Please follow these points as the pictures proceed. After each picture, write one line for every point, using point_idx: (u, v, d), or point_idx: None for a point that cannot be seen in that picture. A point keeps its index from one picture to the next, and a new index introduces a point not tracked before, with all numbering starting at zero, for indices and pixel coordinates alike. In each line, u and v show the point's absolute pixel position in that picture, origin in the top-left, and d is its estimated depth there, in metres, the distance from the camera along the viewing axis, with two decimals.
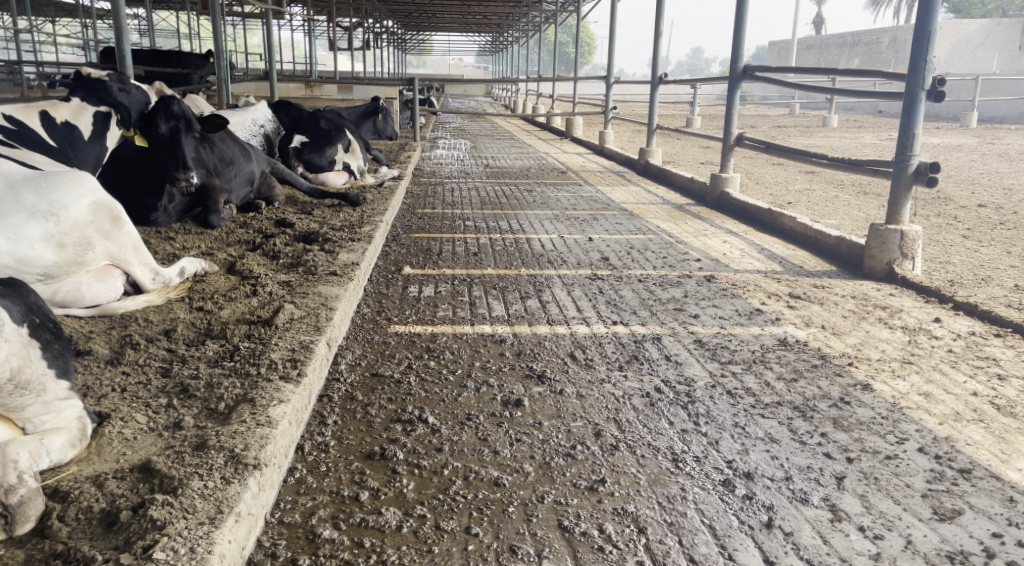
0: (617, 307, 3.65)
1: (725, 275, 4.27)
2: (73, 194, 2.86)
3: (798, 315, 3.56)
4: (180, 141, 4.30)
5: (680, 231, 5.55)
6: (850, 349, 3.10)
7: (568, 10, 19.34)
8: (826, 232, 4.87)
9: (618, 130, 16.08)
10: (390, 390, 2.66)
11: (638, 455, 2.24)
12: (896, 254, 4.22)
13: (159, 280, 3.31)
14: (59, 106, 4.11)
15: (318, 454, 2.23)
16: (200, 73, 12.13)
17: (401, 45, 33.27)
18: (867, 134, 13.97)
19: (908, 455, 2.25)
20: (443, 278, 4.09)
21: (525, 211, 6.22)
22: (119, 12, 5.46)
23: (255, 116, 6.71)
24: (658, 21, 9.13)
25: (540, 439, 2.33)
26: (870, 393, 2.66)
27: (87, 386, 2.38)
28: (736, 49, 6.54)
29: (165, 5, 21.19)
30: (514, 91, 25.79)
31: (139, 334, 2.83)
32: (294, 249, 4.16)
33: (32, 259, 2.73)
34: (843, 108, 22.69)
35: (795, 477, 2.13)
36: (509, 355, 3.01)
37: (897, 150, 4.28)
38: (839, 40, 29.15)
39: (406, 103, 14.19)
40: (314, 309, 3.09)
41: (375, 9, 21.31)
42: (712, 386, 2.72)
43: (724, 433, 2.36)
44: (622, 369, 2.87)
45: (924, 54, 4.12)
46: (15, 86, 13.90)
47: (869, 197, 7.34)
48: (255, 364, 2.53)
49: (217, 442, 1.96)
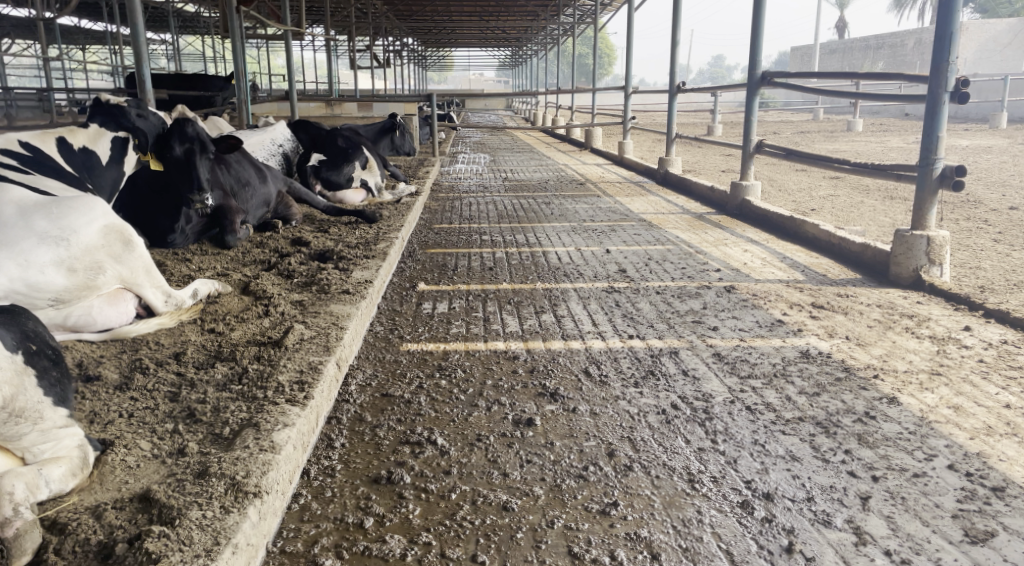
0: (634, 320, 3.57)
1: (745, 285, 4.17)
2: (83, 218, 2.87)
3: (821, 325, 3.45)
4: (194, 163, 4.32)
5: (700, 241, 5.45)
6: (875, 361, 2.99)
7: (587, 22, 19.36)
8: (850, 239, 4.76)
9: (638, 140, 16.01)
10: (400, 410, 2.61)
11: (653, 476, 2.17)
12: (924, 260, 4.09)
13: (171, 302, 3.28)
14: (77, 132, 4.06)
15: (324, 479, 2.18)
16: (222, 94, 12.30)
17: (423, 63, 33.58)
18: (893, 138, 13.73)
19: (937, 473, 2.14)
20: (458, 294, 4.05)
21: (542, 223, 6.17)
22: (139, 37, 5.52)
23: (273, 135, 6.74)
24: (675, 30, 9.06)
25: (552, 460, 2.27)
26: (897, 407, 2.56)
27: (93, 412, 2.36)
28: (753, 55, 6.44)
29: (191, 30, 21.61)
30: (535, 105, 25.86)
31: (149, 358, 2.81)
32: (308, 268, 4.15)
33: (44, 284, 2.74)
34: (868, 112, 22.38)
35: (816, 497, 2.04)
36: (521, 372, 2.95)
37: (921, 154, 4.16)
38: (863, 44, 28.80)
39: (426, 119, 14.26)
40: (325, 329, 3.05)
41: (395, 27, 21.50)
42: (731, 402, 2.63)
43: (743, 452, 2.28)
44: (638, 386, 2.79)
45: (946, 55, 4.01)
46: (45, 113, 14.20)
47: (895, 202, 7.18)
48: (262, 387, 2.49)
49: (219, 469, 1.93)
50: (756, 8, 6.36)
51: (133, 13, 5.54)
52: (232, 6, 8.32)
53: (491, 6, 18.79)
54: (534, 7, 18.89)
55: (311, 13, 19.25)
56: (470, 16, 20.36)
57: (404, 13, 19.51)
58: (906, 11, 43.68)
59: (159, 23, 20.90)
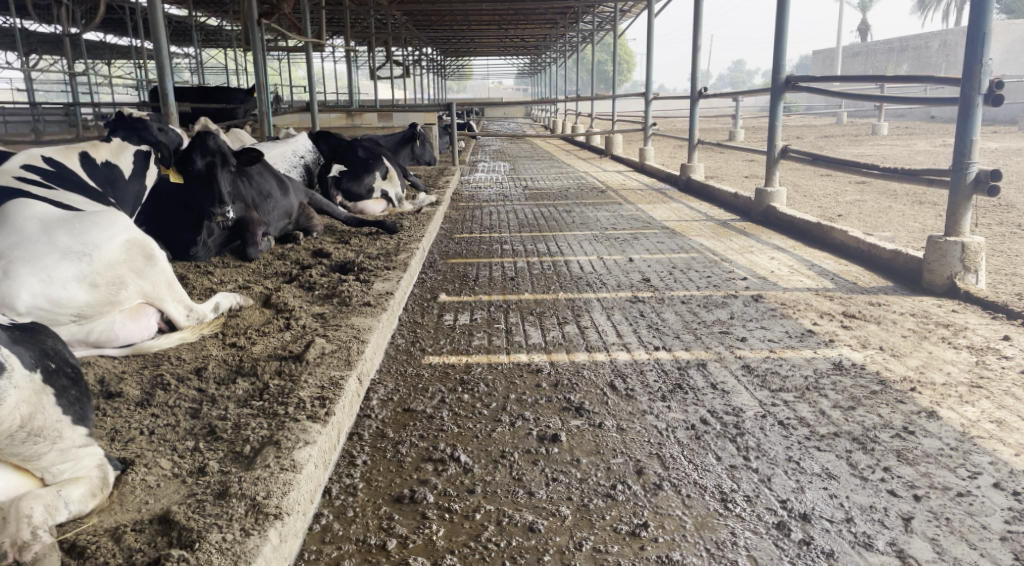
0: (660, 331, 3.50)
1: (773, 294, 4.08)
2: (106, 233, 2.86)
3: (854, 335, 3.36)
4: (215, 176, 4.35)
5: (725, 249, 5.36)
6: (912, 373, 2.89)
7: (606, 28, 19.31)
8: (880, 246, 4.64)
9: (659, 146, 15.93)
10: (422, 426, 2.56)
11: (684, 495, 2.09)
12: (957, 267, 3.98)
13: (193, 316, 3.26)
14: (99, 146, 4.05)
15: (345, 498, 2.14)
16: (245, 107, 12.41)
17: (442, 72, 33.74)
18: (919, 141, 13.53)
19: (983, 491, 2.05)
20: (479, 305, 4.00)
21: (564, 232, 6.11)
22: (161, 51, 5.55)
23: (295, 147, 6.75)
24: (696, 35, 8.98)
25: (579, 478, 2.20)
26: (936, 421, 2.47)
27: (114, 429, 2.34)
28: (777, 58, 6.35)
29: (215, 43, 21.89)
30: (555, 112, 25.81)
31: (171, 373, 2.79)
32: (329, 279, 4.13)
33: (66, 300, 2.73)
34: (893, 115, 22.07)
35: (856, 518, 1.95)
36: (545, 386, 2.88)
37: (953, 159, 4.05)
38: (887, 46, 28.43)
39: (446, 128, 14.27)
40: (346, 342, 3.01)
41: (414, 37, 21.61)
42: (762, 416, 2.55)
43: (777, 469, 2.20)
44: (665, 399, 2.72)
45: (978, 56, 3.90)
46: (71, 128, 14.39)
47: (924, 207, 7.04)
48: (283, 403, 2.45)
49: (239, 489, 1.90)
50: (780, 10, 6.27)
51: (156, 27, 5.57)
52: (253, 19, 8.38)
53: (509, 15, 18.79)
54: (553, 15, 18.87)
55: (331, 24, 19.39)
56: (488, 25, 20.39)
57: (423, 23, 19.59)
58: (929, 12, 43.16)
59: (182, 36, 21.19)
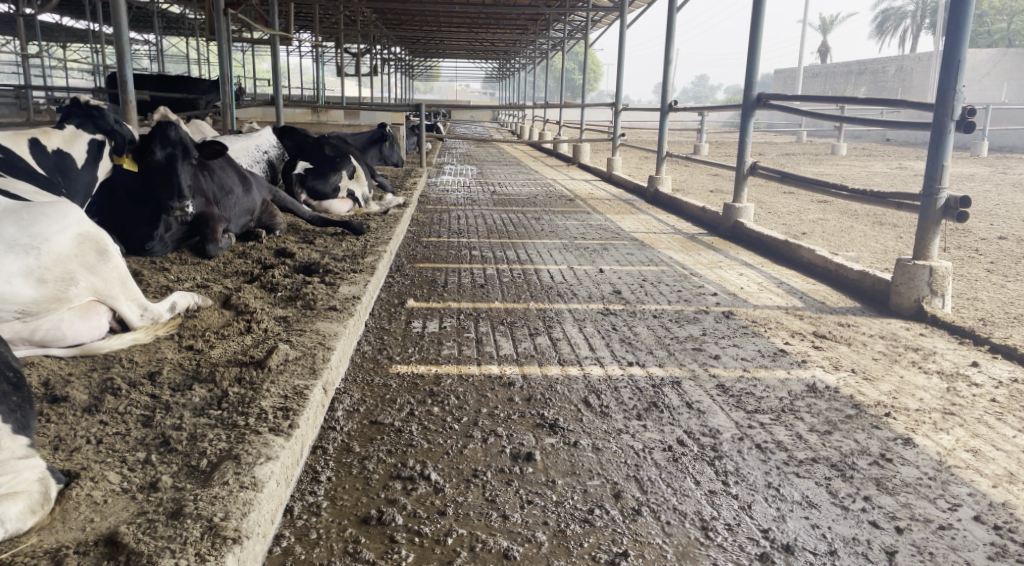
0: (632, 345, 3.44)
1: (744, 311, 4.06)
2: (56, 225, 2.68)
3: (825, 356, 3.34)
4: (175, 168, 4.21)
5: (694, 263, 5.34)
6: (885, 398, 2.87)
7: (577, 37, 19.29)
8: (848, 266, 4.67)
9: (626, 156, 15.97)
10: (390, 440, 2.45)
11: (664, 522, 2.04)
12: (925, 291, 4.00)
13: (147, 316, 3.10)
14: (52, 133, 3.99)
15: (309, 518, 2.02)
16: (206, 98, 12.05)
17: (410, 72, 33.46)
18: (877, 163, 13.81)
19: (964, 525, 2.06)
20: (448, 312, 3.89)
21: (533, 239, 6.04)
22: (122, 37, 5.32)
23: (259, 141, 6.54)
24: (668, 48, 9.01)
25: (554, 501, 2.12)
26: (913, 449, 2.45)
27: (58, 437, 2.18)
28: (749, 75, 6.37)
29: (177, 30, 21.27)
30: (522, 117, 25.70)
31: (122, 377, 2.62)
32: (293, 281, 3.97)
33: (9, 295, 2.56)
34: (851, 136, 22.55)
35: (839, 551, 1.94)
36: (518, 400, 2.79)
37: (924, 183, 4.08)
38: (845, 68, 29.09)
39: (413, 129, 14.10)
40: (311, 349, 2.88)
41: (383, 35, 21.33)
42: (740, 439, 2.50)
43: (757, 496, 2.16)
44: (641, 418, 2.65)
45: (952, 83, 3.94)
46: (20, 111, 13.77)
47: (885, 228, 7.15)
48: (243, 413, 2.32)
49: (195, 509, 1.77)
50: (754, 27, 6.30)
51: (117, 11, 5.35)
52: (218, 8, 8.10)
53: (480, 18, 18.71)
54: (523, 20, 18.85)
55: (299, 18, 19.04)
56: (459, 27, 20.25)
57: (392, 21, 19.34)
58: (887, 39, 44.39)
59: (142, 23, 20.57)
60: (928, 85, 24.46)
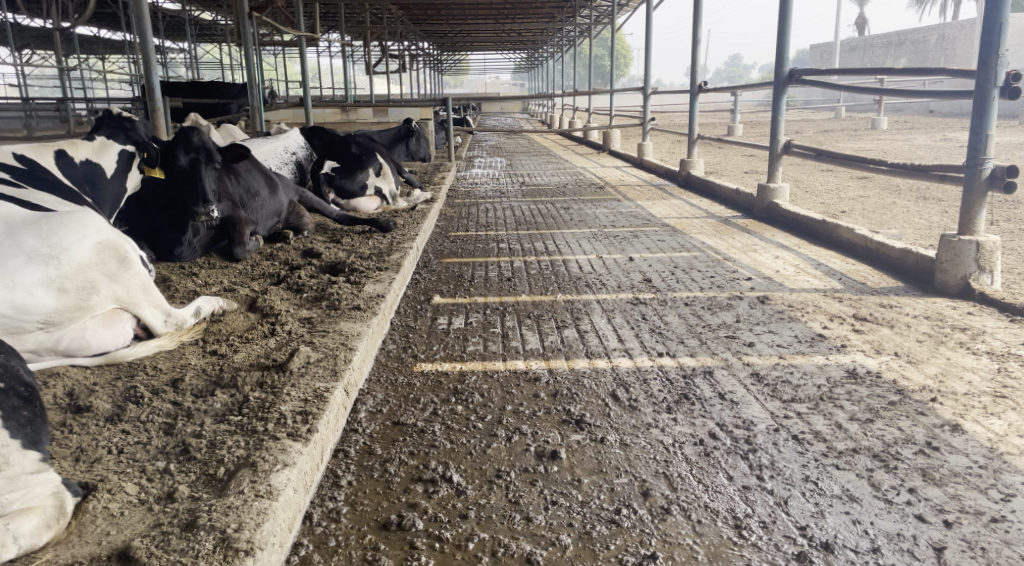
0: (663, 335, 3.33)
1: (780, 295, 3.92)
2: (75, 235, 2.69)
3: (866, 340, 3.20)
4: (199, 173, 4.20)
5: (728, 247, 5.19)
6: (931, 382, 2.73)
7: (604, 22, 19.01)
8: (889, 245, 4.48)
9: (658, 141, 15.72)
10: (412, 441, 2.40)
11: (694, 521, 1.95)
12: (972, 267, 3.81)
13: (171, 322, 3.09)
14: (79, 144, 3.92)
15: (328, 525, 1.98)
16: (237, 102, 12.15)
17: (438, 67, 33.48)
18: (920, 136, 13.35)
19: (1018, 517, 1.93)
20: (474, 308, 3.83)
21: (562, 230, 5.94)
22: (147, 44, 5.35)
23: (286, 143, 6.55)
24: (695, 28, 8.78)
25: (579, 501, 2.05)
26: (961, 436, 2.32)
27: (79, 448, 2.17)
28: (780, 51, 6.16)
29: (209, 36, 21.58)
30: (552, 107, 25.51)
31: (146, 385, 2.61)
32: (318, 281, 3.95)
33: (31, 306, 2.56)
34: (891, 109, 21.89)
35: (883, 548, 1.83)
36: (543, 396, 2.72)
37: (968, 154, 3.88)
38: (883, 40, 28.24)
39: (442, 124, 14.05)
40: (333, 350, 2.84)
41: (410, 32, 21.33)
42: (775, 430, 2.39)
43: (794, 490, 2.06)
44: (671, 411, 2.55)
45: (993, 48, 3.74)
46: (59, 123, 14.07)
47: (929, 203, 6.88)
48: (263, 419, 2.28)
49: (208, 520, 1.75)
50: (784, 2, 6.09)
51: (141, 19, 5.38)
52: (243, 12, 8.14)
53: (506, 9, 18.59)
54: (549, 9, 18.65)
55: (326, 18, 19.12)
56: (486, 19, 20.15)
57: (418, 16, 19.32)
58: (926, 7, 42.98)
59: (175, 31, 20.90)
60: (971, 52, 23.64)
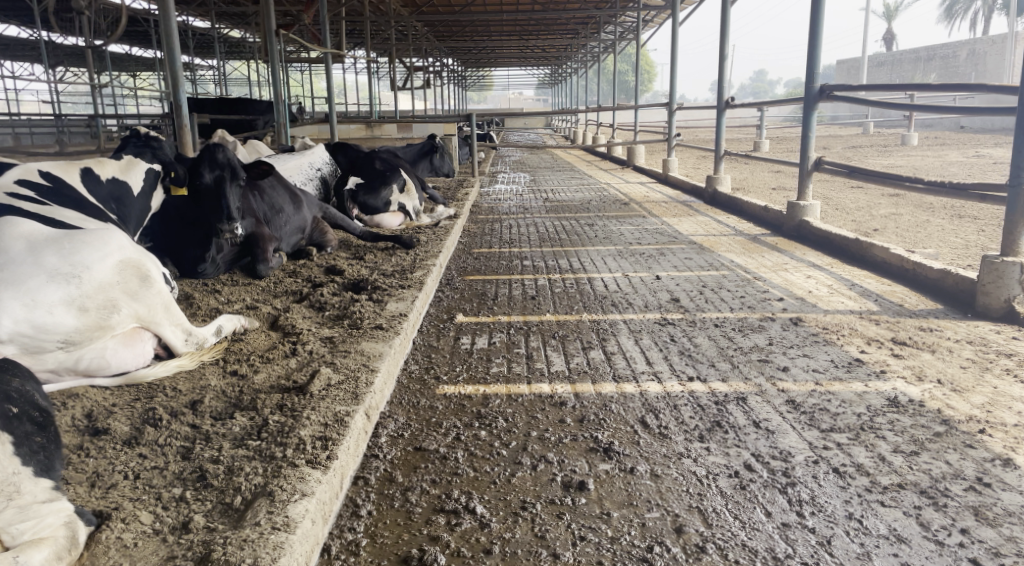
0: (693, 358, 3.22)
1: (814, 317, 3.79)
2: (96, 253, 2.67)
3: (907, 366, 3.06)
4: (224, 190, 4.17)
5: (758, 266, 5.07)
6: (978, 411, 2.60)
7: (628, 37, 18.97)
8: (927, 265, 4.33)
9: (683, 157, 15.58)
10: (435, 469, 2.32)
11: (731, 562, 1.85)
12: (1016, 289, 3.65)
13: (192, 341, 3.04)
14: (104, 163, 3.86)
15: (347, 558, 1.91)
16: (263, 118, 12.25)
17: (462, 84, 33.66)
18: (952, 152, 13.11)
19: None
20: (498, 327, 3.75)
21: (586, 247, 5.85)
22: (175, 62, 5.37)
23: (311, 159, 6.53)
24: (723, 43, 8.69)
25: (609, 537, 1.96)
26: (1014, 471, 2.19)
27: (95, 473, 2.12)
28: (810, 66, 6.05)
29: (239, 55, 21.91)
30: (576, 123, 25.48)
31: (164, 407, 2.56)
32: (341, 299, 3.90)
33: (52, 325, 2.51)
34: (921, 125, 21.56)
35: None
36: (569, 422, 2.62)
37: (1012, 172, 3.73)
38: (911, 55, 27.94)
39: (466, 140, 14.06)
40: (354, 371, 2.78)
41: (434, 48, 21.47)
42: (815, 462, 2.28)
43: (837, 529, 1.95)
44: (704, 440, 2.44)
45: None
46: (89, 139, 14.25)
47: (965, 220, 6.71)
48: (282, 444, 2.21)
49: (223, 554, 1.68)
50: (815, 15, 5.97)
51: (170, 37, 5.41)
52: (270, 29, 8.19)
53: (531, 24, 18.63)
54: (574, 25, 18.65)
55: (352, 35, 19.32)
56: (510, 35, 20.24)
57: (444, 32, 19.44)
58: (954, 23, 42.54)
59: (204, 48, 21.21)
60: (1002, 67, 23.30)
